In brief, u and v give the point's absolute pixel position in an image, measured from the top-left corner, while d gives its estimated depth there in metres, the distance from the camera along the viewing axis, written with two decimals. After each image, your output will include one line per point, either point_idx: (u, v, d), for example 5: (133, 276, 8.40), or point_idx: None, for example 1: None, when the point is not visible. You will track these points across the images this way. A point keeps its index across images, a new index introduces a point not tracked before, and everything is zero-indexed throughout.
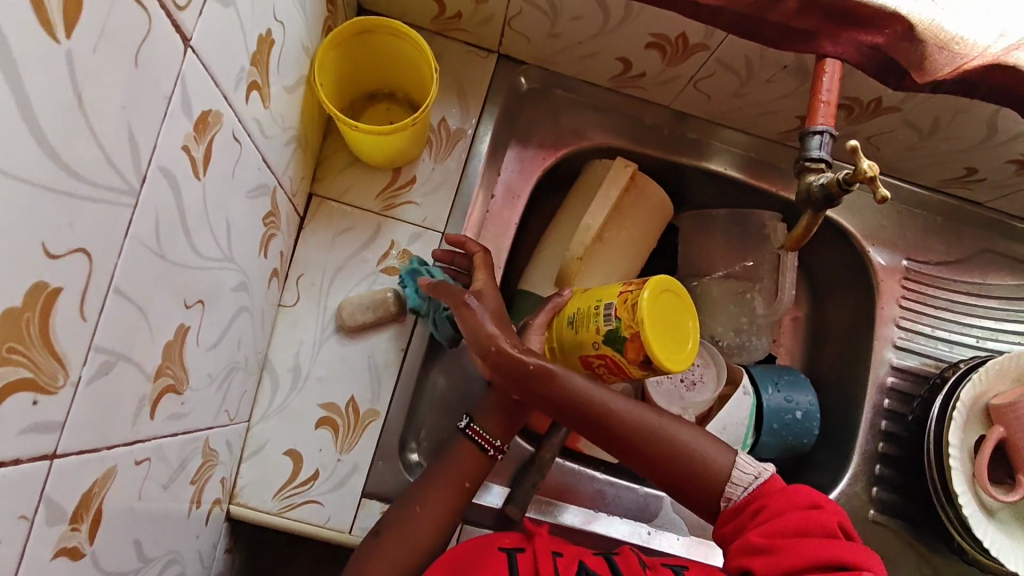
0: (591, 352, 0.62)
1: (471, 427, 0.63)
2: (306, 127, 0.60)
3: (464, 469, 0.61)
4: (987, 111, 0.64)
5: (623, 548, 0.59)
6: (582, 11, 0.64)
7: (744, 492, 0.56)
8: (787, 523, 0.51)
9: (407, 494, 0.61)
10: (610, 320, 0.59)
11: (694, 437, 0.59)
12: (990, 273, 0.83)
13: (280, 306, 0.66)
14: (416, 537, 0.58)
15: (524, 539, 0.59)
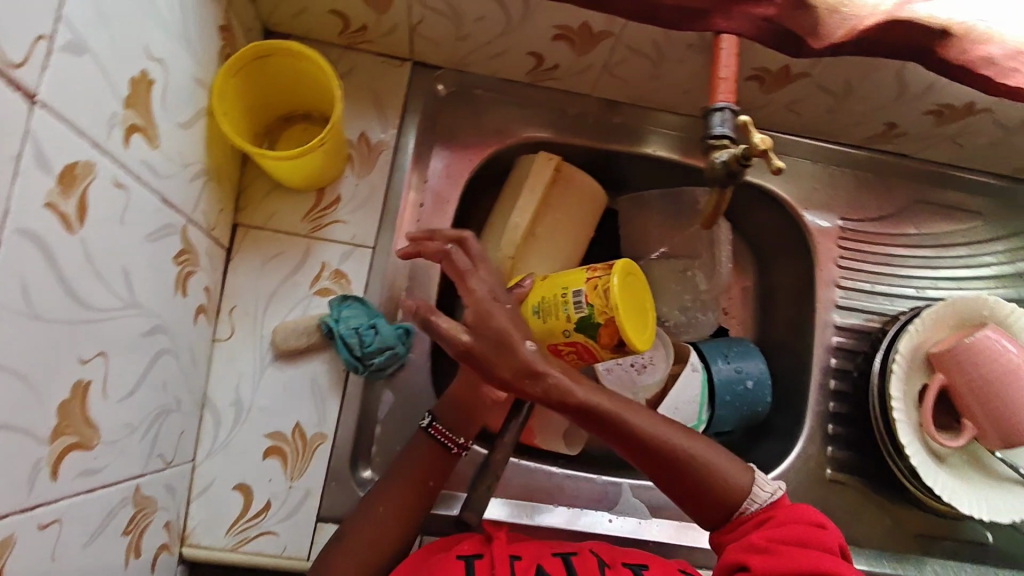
0: (560, 340, 0.62)
1: (434, 425, 0.63)
2: (216, 159, 0.59)
3: (428, 468, 0.62)
4: (893, 67, 0.65)
5: (582, 548, 0.59)
6: (483, 11, 0.63)
7: (758, 507, 0.58)
8: (787, 533, 0.54)
9: (374, 493, 0.61)
10: (581, 307, 0.60)
11: (717, 455, 0.59)
12: (922, 223, 0.85)
13: (215, 340, 0.65)
14: (382, 538, 0.59)
15: (481, 543, 0.59)
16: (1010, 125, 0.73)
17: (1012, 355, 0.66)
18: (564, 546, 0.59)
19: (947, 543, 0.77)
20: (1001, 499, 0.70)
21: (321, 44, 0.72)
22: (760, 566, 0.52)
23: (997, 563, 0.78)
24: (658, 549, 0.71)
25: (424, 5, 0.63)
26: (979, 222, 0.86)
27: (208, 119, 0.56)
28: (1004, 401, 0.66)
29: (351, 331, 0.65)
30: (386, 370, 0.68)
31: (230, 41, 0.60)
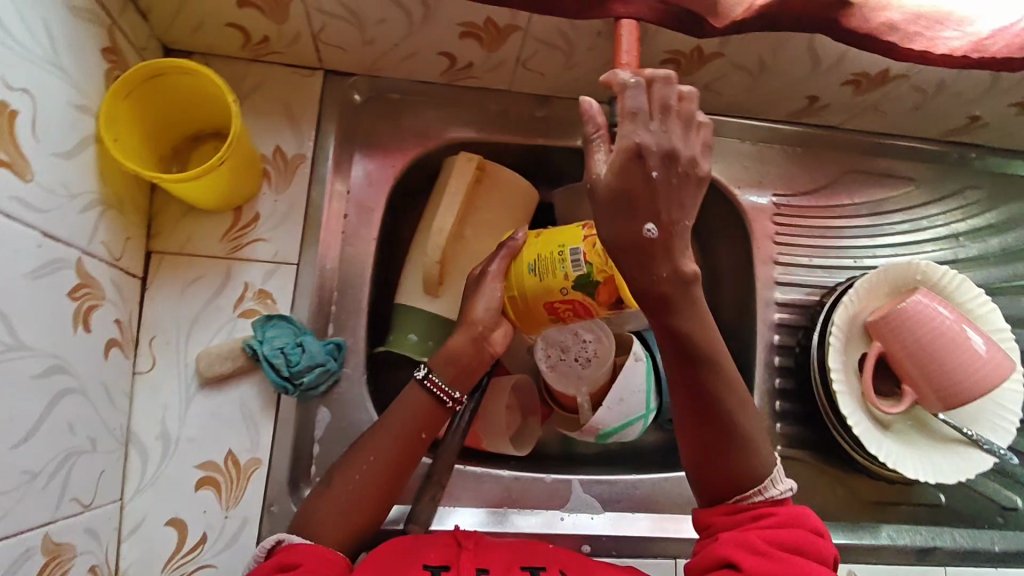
0: (558, 298, 0.63)
1: (429, 378, 0.65)
2: (114, 186, 0.58)
3: (421, 420, 0.64)
4: (802, 41, 0.65)
5: (552, 565, 0.59)
6: (384, 14, 0.61)
7: (762, 499, 0.59)
8: (789, 537, 0.56)
9: (369, 440, 0.62)
10: (579, 265, 0.60)
11: (758, 434, 0.61)
12: (856, 191, 0.85)
13: (135, 374, 0.63)
14: (372, 487, 0.60)
15: (451, 553, 0.57)
16: (929, 88, 0.72)
17: (945, 318, 0.67)
18: (531, 560, 0.59)
19: (902, 508, 0.78)
20: (944, 461, 0.71)
21: (226, 60, 0.69)
22: (752, 564, 0.54)
23: (952, 523, 0.79)
24: (611, 543, 0.70)
25: (322, 11, 0.61)
26: (912, 187, 0.86)
27: (97, 146, 0.54)
28: (937, 363, 0.67)
29: (276, 351, 0.63)
30: (318, 387, 0.66)
31: (121, 61, 0.58)
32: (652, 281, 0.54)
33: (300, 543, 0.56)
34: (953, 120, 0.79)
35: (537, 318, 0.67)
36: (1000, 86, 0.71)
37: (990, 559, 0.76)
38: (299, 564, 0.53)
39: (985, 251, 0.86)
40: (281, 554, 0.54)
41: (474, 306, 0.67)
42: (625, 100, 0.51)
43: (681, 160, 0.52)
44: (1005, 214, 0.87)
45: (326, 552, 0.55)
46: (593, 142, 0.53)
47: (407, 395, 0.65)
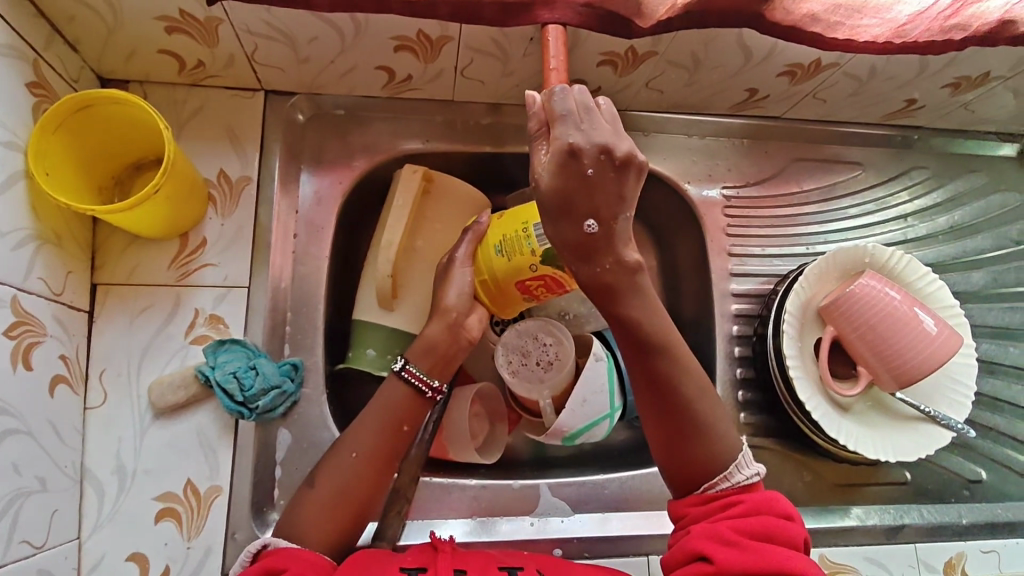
0: (528, 275, 0.63)
1: (407, 369, 0.64)
2: (48, 220, 0.57)
3: (401, 414, 0.64)
4: (732, 35, 0.66)
5: (528, 564, 0.59)
6: (315, 32, 0.62)
7: (730, 486, 0.59)
8: (757, 526, 0.55)
9: (348, 437, 0.62)
10: (544, 239, 0.60)
11: (720, 420, 0.61)
12: (804, 179, 0.86)
13: (87, 409, 0.62)
14: (353, 486, 0.60)
15: (427, 556, 0.57)
16: (861, 75, 0.73)
17: (893, 300, 0.68)
18: (509, 561, 0.59)
19: (869, 488, 0.79)
20: (905, 439, 0.71)
21: (164, 86, 0.69)
22: (721, 556, 0.53)
23: (919, 500, 0.79)
24: (583, 544, 0.70)
25: (252, 32, 0.61)
26: (859, 171, 0.87)
27: (29, 182, 0.55)
28: (886, 343, 0.68)
29: (228, 376, 0.63)
30: (275, 410, 0.66)
31: (51, 94, 0.59)
32: (595, 274, 0.56)
33: (287, 547, 0.55)
34: (892, 104, 0.81)
35: (511, 299, 0.67)
36: (929, 69, 0.73)
37: (957, 533, 0.77)
38: (285, 568, 0.52)
39: (934, 229, 0.88)
40: (266, 558, 0.53)
41: (445, 294, 0.67)
42: (554, 101, 0.52)
43: (616, 153, 0.51)
44: (951, 191, 0.89)
45: (305, 553, 0.55)
46: (534, 141, 0.53)
47: (386, 388, 0.65)
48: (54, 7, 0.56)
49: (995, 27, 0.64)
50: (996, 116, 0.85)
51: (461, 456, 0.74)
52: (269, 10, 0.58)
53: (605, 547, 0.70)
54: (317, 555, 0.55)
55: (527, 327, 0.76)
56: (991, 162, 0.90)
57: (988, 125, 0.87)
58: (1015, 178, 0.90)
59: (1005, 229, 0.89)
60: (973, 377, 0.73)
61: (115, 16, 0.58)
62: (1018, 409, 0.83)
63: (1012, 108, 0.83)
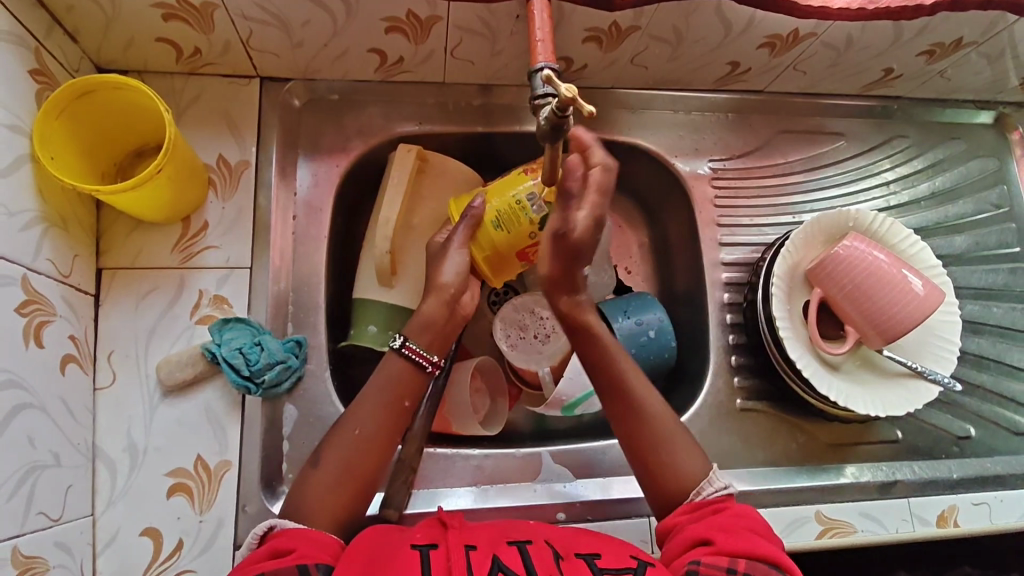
0: (527, 243, 0.69)
1: (407, 345, 0.65)
2: (53, 203, 0.59)
3: (404, 388, 0.64)
4: (711, 7, 0.68)
5: (535, 537, 0.57)
6: (308, 15, 0.63)
7: (712, 492, 0.60)
8: (751, 524, 0.57)
9: (349, 413, 0.63)
10: (540, 207, 0.67)
11: (675, 437, 0.64)
12: (789, 151, 0.88)
13: (97, 389, 0.64)
14: (359, 457, 0.61)
15: (438, 533, 0.56)
16: (839, 44, 0.76)
17: (879, 261, 0.70)
18: (517, 536, 0.57)
19: (862, 447, 0.81)
20: (894, 395, 0.74)
21: (162, 75, 0.71)
22: (725, 543, 0.54)
23: (911, 457, 0.81)
24: (586, 508, 0.72)
25: (248, 17, 0.63)
26: (842, 142, 0.89)
27: (34, 166, 0.57)
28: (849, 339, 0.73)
29: (234, 351, 0.65)
30: (281, 385, 0.68)
31: (53, 82, 0.61)
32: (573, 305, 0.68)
33: (295, 528, 0.55)
34: (870, 74, 0.83)
35: (507, 269, 0.72)
36: (904, 37, 0.75)
37: (949, 486, 0.79)
38: (294, 548, 0.53)
39: (917, 196, 0.90)
40: (274, 539, 0.54)
41: (441, 271, 0.68)
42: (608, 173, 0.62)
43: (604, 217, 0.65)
44: (933, 158, 0.91)
45: (312, 533, 0.55)
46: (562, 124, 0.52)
47: (388, 363, 0.65)
48: None
49: None
50: (972, 84, 0.87)
51: (464, 429, 0.75)
52: None
53: (606, 510, 0.72)
54: (326, 535, 0.55)
55: (524, 302, 0.78)
56: (970, 130, 0.93)
57: (965, 93, 0.90)
58: (992, 144, 0.93)
59: (986, 193, 0.91)
60: (957, 333, 0.75)
61: (113, 3, 0.59)
62: (1004, 366, 0.86)
63: (988, 75, 0.85)
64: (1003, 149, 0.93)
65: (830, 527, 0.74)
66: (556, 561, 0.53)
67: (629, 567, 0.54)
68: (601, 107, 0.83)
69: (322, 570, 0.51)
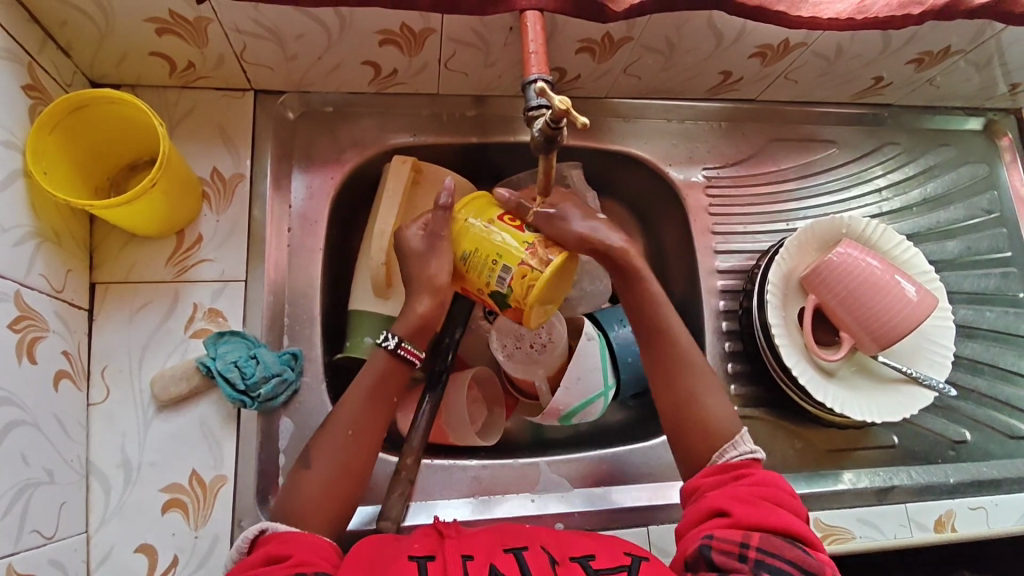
0: (473, 291, 0.62)
1: (403, 346, 0.63)
2: (46, 218, 0.59)
3: (393, 386, 0.64)
4: (702, 18, 0.69)
5: (533, 543, 0.57)
6: (303, 29, 0.64)
7: (736, 456, 0.60)
8: (769, 494, 0.56)
9: (340, 408, 0.62)
10: (501, 284, 0.58)
11: (716, 392, 0.64)
12: (781, 158, 0.89)
13: (90, 405, 0.63)
14: (349, 464, 0.61)
15: (434, 543, 0.55)
16: (829, 53, 0.76)
17: (872, 267, 0.70)
18: (514, 542, 0.57)
19: (858, 453, 0.81)
20: (888, 401, 0.74)
21: (156, 89, 0.71)
22: (740, 515, 0.54)
23: (908, 462, 0.82)
24: (584, 518, 0.72)
25: (241, 31, 0.63)
26: (834, 149, 0.90)
27: (27, 181, 0.57)
28: (843, 313, 0.73)
29: (229, 365, 0.64)
30: (277, 398, 0.67)
31: (46, 97, 0.60)
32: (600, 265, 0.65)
33: (287, 531, 0.55)
34: (861, 82, 0.84)
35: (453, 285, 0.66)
36: (892, 46, 0.76)
37: (946, 491, 0.79)
38: (291, 554, 0.53)
39: (908, 202, 0.90)
40: (270, 545, 0.54)
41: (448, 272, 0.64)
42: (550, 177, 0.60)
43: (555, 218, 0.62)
44: (924, 165, 0.92)
45: (304, 535, 0.55)
46: (555, 136, 0.52)
47: (375, 359, 0.64)
48: (48, 11, 0.58)
49: None
50: (962, 91, 0.88)
51: (460, 442, 0.75)
52: (257, 8, 0.60)
53: (604, 519, 0.72)
54: (317, 538, 0.55)
55: None
56: (960, 137, 0.94)
57: (954, 100, 0.91)
58: (982, 149, 0.94)
59: (977, 198, 0.92)
60: (950, 338, 0.76)
61: (106, 18, 0.59)
62: (997, 370, 0.86)
63: (976, 82, 0.86)
64: (993, 155, 0.94)
65: (829, 534, 0.74)
66: (552, 565, 0.53)
67: (623, 564, 0.55)
68: (594, 116, 0.83)
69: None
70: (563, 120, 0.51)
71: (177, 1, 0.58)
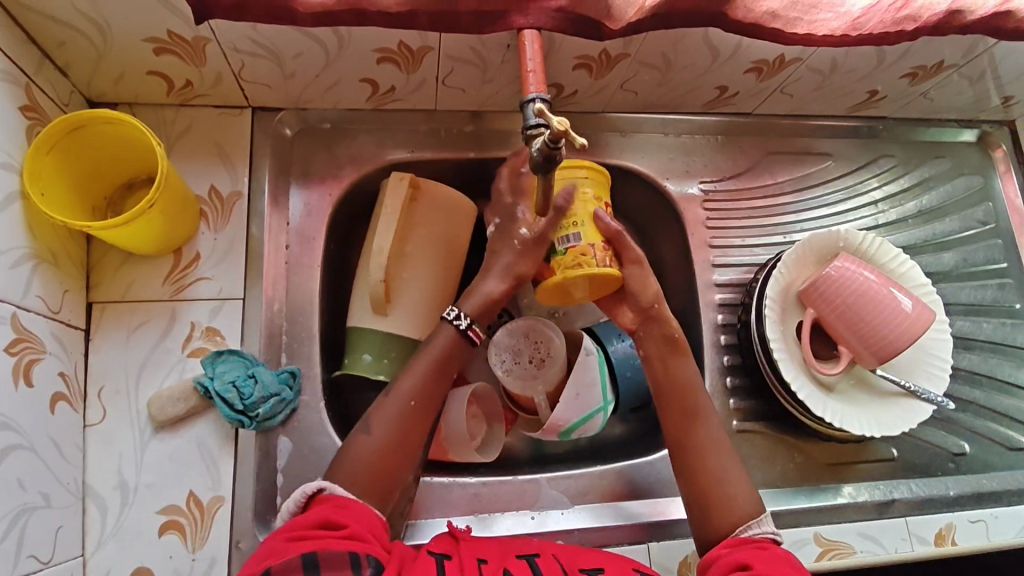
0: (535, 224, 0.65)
1: (472, 328, 0.66)
2: (42, 239, 0.59)
3: (455, 363, 0.66)
4: (698, 35, 0.69)
5: (544, 552, 0.57)
6: (301, 47, 0.64)
7: (758, 532, 0.60)
8: (783, 561, 0.56)
9: (402, 377, 0.64)
10: (564, 241, 0.62)
11: (732, 472, 0.64)
12: (778, 171, 0.89)
13: (86, 426, 0.63)
14: (407, 432, 0.61)
15: (449, 544, 0.56)
16: (824, 68, 0.77)
17: (869, 280, 0.71)
18: (525, 549, 0.57)
19: (860, 466, 0.81)
20: (887, 414, 0.74)
21: (153, 107, 0.70)
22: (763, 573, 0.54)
23: (908, 474, 0.81)
24: (585, 535, 0.71)
25: (240, 50, 0.63)
26: (830, 162, 0.90)
27: (25, 203, 0.57)
28: (843, 337, 0.73)
29: (227, 385, 0.64)
30: (275, 418, 0.67)
31: (43, 117, 0.60)
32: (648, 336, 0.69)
33: (344, 497, 0.55)
34: (855, 96, 0.84)
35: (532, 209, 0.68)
36: (887, 60, 0.77)
37: (946, 505, 0.79)
38: (347, 524, 0.52)
39: (904, 214, 0.91)
40: (325, 508, 0.53)
41: None
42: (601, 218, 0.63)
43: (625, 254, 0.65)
44: (919, 176, 0.92)
45: (358, 505, 0.55)
46: (554, 158, 0.52)
47: (440, 335, 0.66)
48: (45, 32, 0.58)
49: (944, 16, 0.68)
50: (954, 103, 0.89)
51: (458, 459, 0.75)
52: (255, 27, 0.60)
53: (605, 536, 0.71)
54: (370, 509, 0.55)
55: (517, 327, 0.77)
56: (953, 148, 0.94)
57: (948, 112, 0.91)
58: (976, 161, 0.94)
59: (971, 210, 0.92)
60: (948, 351, 0.76)
61: (103, 38, 0.59)
62: (995, 381, 0.86)
63: (969, 95, 0.87)
64: (986, 166, 0.94)
65: (830, 549, 0.74)
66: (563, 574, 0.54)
67: None
68: (592, 131, 0.83)
69: (371, 561, 0.49)
70: (561, 141, 0.50)
71: (176, 22, 0.58)
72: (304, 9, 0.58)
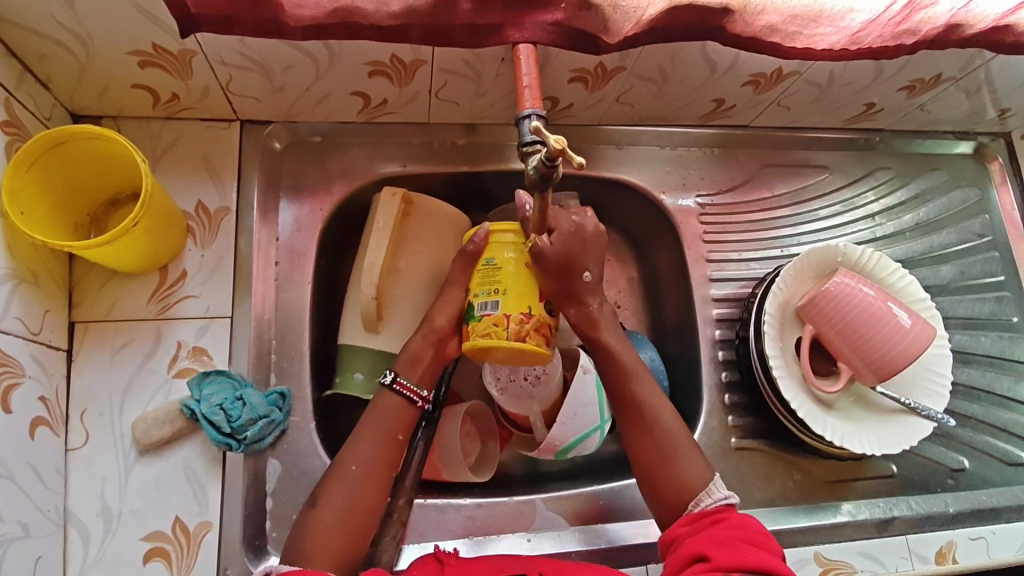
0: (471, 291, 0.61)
1: (397, 381, 0.64)
2: (21, 259, 0.57)
3: (396, 423, 0.64)
4: (695, 48, 0.68)
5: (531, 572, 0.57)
6: (290, 61, 0.62)
7: (711, 502, 0.62)
8: (727, 531, 0.58)
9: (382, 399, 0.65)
10: (488, 306, 0.58)
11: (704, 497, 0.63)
12: (775, 184, 0.88)
13: (68, 451, 0.61)
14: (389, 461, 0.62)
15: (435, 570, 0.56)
16: (822, 81, 0.76)
17: (867, 296, 0.70)
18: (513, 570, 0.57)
19: (859, 483, 0.80)
20: (888, 432, 0.73)
21: (139, 121, 0.69)
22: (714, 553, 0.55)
23: (907, 492, 0.81)
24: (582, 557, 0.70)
25: (227, 63, 0.62)
26: (826, 174, 0.90)
27: (4, 222, 0.55)
28: (840, 355, 0.72)
29: (214, 408, 0.62)
30: (264, 440, 0.65)
31: (23, 132, 0.58)
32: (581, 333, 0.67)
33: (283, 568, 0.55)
34: (852, 108, 0.84)
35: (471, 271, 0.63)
36: (885, 73, 0.76)
37: (946, 522, 0.78)
38: None
39: (901, 227, 0.90)
40: None
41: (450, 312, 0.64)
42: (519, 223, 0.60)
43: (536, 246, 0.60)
44: (915, 189, 0.92)
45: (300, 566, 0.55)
46: (552, 174, 0.50)
47: (379, 399, 0.64)
48: (26, 45, 0.56)
49: (943, 30, 0.68)
50: (950, 116, 0.88)
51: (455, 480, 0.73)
52: (243, 41, 0.59)
53: (601, 558, 0.70)
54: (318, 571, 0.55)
55: None
56: (950, 160, 0.94)
57: (944, 125, 0.91)
58: (972, 173, 0.94)
59: (968, 223, 0.92)
60: (948, 366, 0.75)
61: (86, 50, 0.57)
62: (994, 396, 0.86)
63: (966, 108, 0.86)
64: (983, 178, 0.94)
65: (829, 569, 0.73)
66: None
67: None
68: (587, 144, 0.82)
69: None
70: (557, 160, 0.49)
71: (161, 35, 0.57)
72: (293, 22, 0.57)
